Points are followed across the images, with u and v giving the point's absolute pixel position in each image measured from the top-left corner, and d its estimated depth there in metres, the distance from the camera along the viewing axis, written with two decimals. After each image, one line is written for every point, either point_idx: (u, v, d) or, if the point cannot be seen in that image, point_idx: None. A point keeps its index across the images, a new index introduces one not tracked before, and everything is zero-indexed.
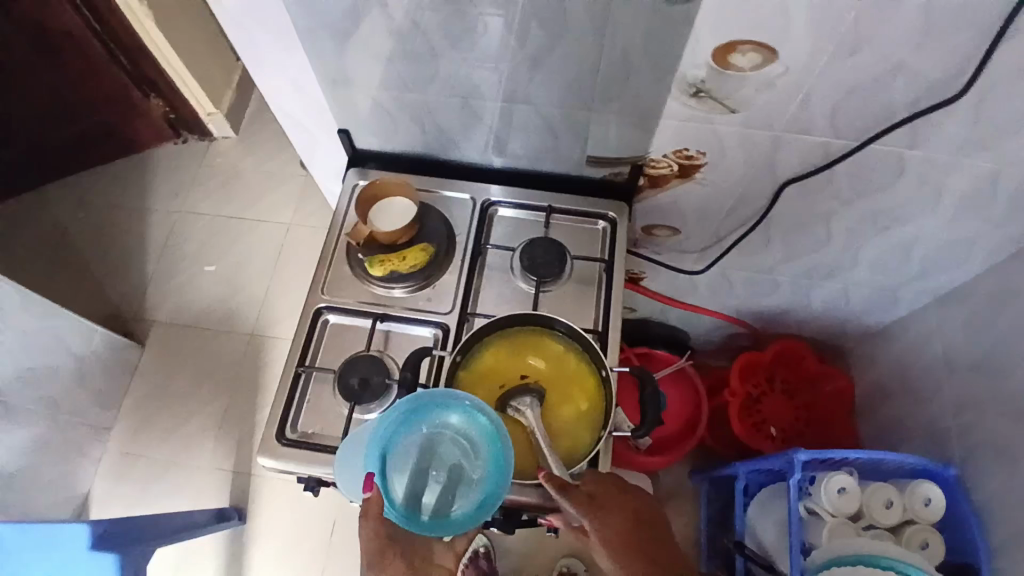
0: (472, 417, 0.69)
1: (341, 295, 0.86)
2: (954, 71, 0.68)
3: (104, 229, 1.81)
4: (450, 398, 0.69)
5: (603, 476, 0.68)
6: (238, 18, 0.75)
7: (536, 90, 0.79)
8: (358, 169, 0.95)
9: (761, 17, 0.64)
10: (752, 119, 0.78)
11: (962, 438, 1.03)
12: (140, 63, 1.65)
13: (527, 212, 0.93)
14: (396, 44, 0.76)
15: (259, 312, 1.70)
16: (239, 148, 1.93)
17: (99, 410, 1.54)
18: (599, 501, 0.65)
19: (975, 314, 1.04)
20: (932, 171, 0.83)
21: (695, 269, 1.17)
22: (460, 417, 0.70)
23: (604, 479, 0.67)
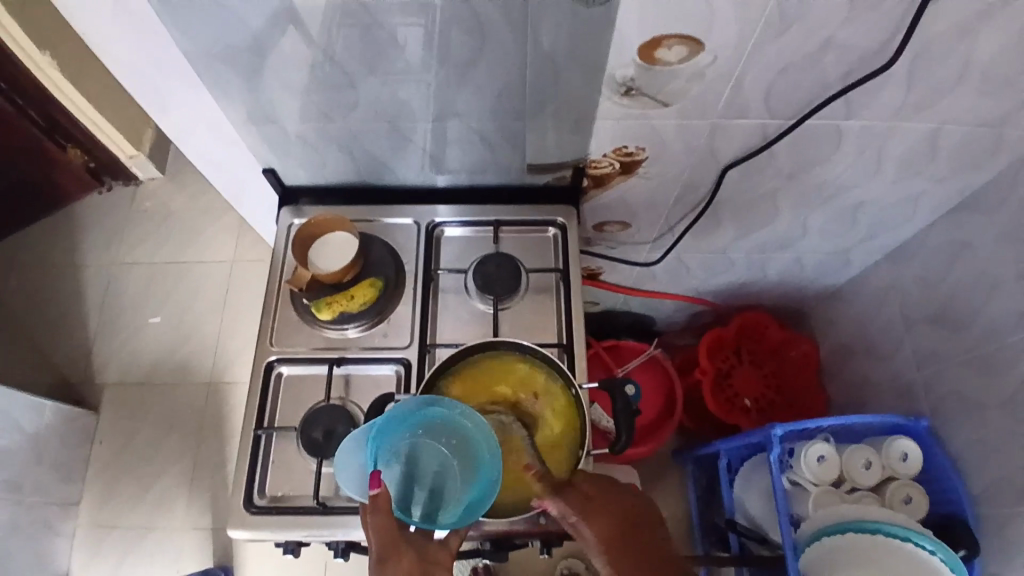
0: (461, 419, 0.66)
1: (292, 345, 0.82)
2: (882, 40, 0.68)
3: (34, 293, 1.70)
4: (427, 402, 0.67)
5: (599, 477, 0.67)
6: (135, 64, 0.70)
7: (465, 105, 0.76)
8: (291, 207, 0.90)
9: (688, 11, 0.63)
10: (689, 110, 0.77)
11: (928, 387, 1.06)
12: (47, 112, 1.55)
13: (474, 229, 0.90)
14: (314, 77, 0.72)
15: (214, 358, 1.62)
16: (168, 188, 1.84)
17: (60, 485, 1.46)
18: (593, 500, 0.63)
19: (926, 266, 1.07)
20: (869, 137, 0.84)
21: (651, 258, 1.16)
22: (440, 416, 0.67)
23: (602, 480, 0.65)
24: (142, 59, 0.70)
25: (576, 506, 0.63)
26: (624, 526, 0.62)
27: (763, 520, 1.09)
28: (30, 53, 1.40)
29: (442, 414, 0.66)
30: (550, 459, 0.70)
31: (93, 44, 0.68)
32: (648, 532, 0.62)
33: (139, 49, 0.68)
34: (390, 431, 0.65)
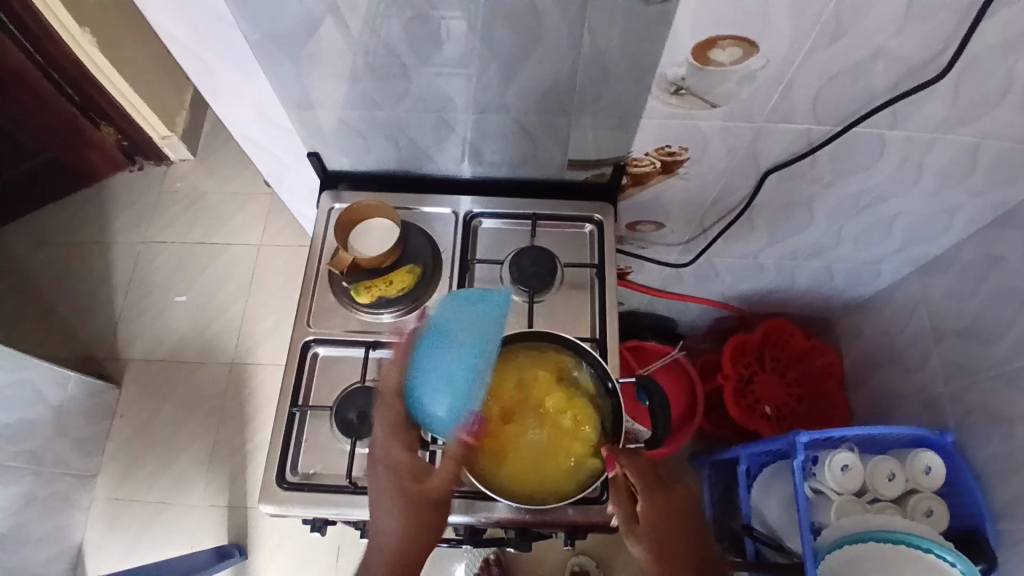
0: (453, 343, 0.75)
1: (328, 326, 0.83)
2: (935, 50, 0.68)
3: (64, 267, 1.73)
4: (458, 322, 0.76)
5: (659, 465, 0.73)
6: (192, 44, 0.72)
7: (512, 99, 0.77)
8: (331, 191, 0.92)
9: (744, 14, 0.63)
10: (735, 112, 0.77)
11: (954, 402, 1.05)
12: (87, 92, 1.58)
13: (511, 223, 0.90)
14: (366, 65, 0.73)
15: (238, 339, 1.64)
16: (198, 169, 1.86)
17: (82, 457, 1.48)
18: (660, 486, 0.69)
19: (958, 282, 1.06)
20: (912, 147, 0.84)
21: (681, 261, 1.17)
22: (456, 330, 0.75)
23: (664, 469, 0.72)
24: (197, 42, 0.71)
25: (643, 483, 0.69)
26: (672, 512, 0.69)
27: (780, 526, 1.09)
28: (74, 33, 1.43)
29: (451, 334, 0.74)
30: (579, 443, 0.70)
31: (157, 26, 0.70)
32: (688, 525, 0.69)
33: (198, 33, 0.70)
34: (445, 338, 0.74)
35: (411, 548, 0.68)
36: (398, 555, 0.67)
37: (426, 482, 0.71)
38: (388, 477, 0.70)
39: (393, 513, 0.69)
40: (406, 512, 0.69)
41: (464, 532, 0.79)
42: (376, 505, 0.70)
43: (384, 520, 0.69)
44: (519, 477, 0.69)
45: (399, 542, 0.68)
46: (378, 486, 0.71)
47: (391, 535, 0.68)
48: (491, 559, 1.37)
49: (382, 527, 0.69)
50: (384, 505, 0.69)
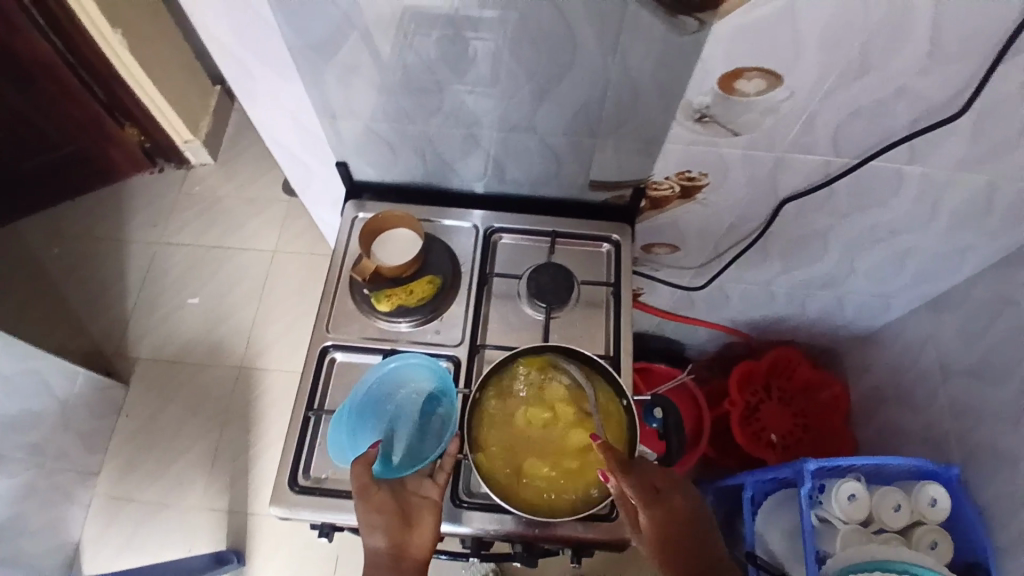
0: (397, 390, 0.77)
1: (346, 332, 0.84)
2: (955, 91, 0.70)
3: (79, 263, 1.75)
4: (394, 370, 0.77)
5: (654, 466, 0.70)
6: (234, 49, 0.74)
7: (541, 118, 0.79)
8: (355, 200, 0.94)
9: (772, 47, 0.65)
10: (757, 142, 0.79)
11: (962, 438, 1.05)
12: (114, 91, 1.62)
13: (530, 239, 0.92)
14: (402, 79, 0.75)
15: (248, 343, 1.66)
16: (217, 174, 1.89)
17: (84, 453, 1.48)
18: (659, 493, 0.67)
19: (968, 318, 1.07)
20: (928, 184, 0.86)
21: (694, 284, 1.18)
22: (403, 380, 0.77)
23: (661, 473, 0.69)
24: (242, 44, 0.73)
25: (638, 495, 0.66)
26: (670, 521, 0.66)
27: (783, 555, 1.08)
28: (107, 35, 1.47)
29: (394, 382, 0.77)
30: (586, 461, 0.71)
31: (201, 29, 0.72)
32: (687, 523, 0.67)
33: (240, 36, 0.72)
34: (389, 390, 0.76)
35: (407, 552, 0.66)
36: (398, 561, 0.66)
37: (410, 495, 0.68)
38: (368, 500, 0.66)
39: (384, 530, 0.66)
40: (393, 523, 0.66)
41: (471, 545, 0.79)
42: (363, 527, 0.66)
43: (376, 538, 0.66)
44: (529, 485, 0.70)
45: (393, 553, 0.66)
46: (362, 512, 0.66)
47: (387, 546, 0.66)
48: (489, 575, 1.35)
49: (371, 543, 0.66)
50: (372, 521, 0.66)
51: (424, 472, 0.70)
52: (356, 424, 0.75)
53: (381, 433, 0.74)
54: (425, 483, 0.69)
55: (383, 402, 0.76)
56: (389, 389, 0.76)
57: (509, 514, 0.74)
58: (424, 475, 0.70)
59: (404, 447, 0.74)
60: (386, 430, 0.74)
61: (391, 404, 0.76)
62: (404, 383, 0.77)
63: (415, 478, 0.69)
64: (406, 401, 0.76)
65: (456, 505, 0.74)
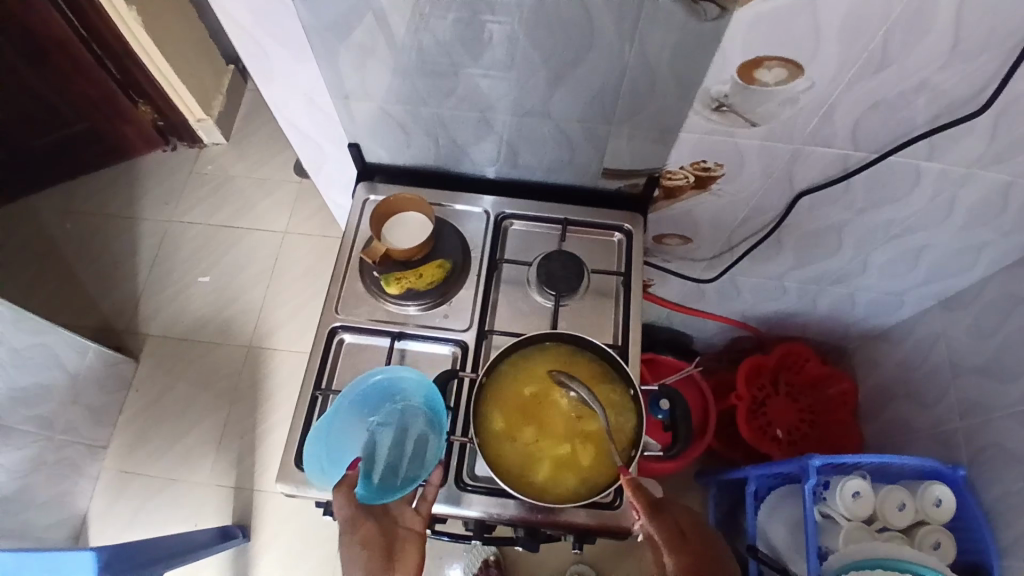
0: (378, 403, 0.75)
1: (355, 314, 0.84)
2: (978, 88, 0.69)
3: (92, 239, 1.76)
4: (375, 383, 0.75)
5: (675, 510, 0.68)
6: (250, 28, 0.74)
7: (555, 105, 0.78)
8: (367, 182, 0.93)
9: (791, 36, 0.64)
10: (775, 132, 0.78)
11: (971, 439, 1.04)
12: (129, 70, 1.62)
13: (542, 226, 0.91)
14: (416, 60, 0.74)
15: (256, 322, 1.67)
16: (230, 154, 1.89)
17: (94, 426, 1.50)
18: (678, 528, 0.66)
19: (981, 318, 1.06)
20: (947, 181, 0.85)
21: (704, 277, 1.18)
22: (386, 392, 0.75)
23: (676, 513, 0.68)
24: (258, 23, 0.73)
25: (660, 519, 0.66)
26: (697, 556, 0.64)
27: (785, 549, 1.08)
28: (122, 12, 1.46)
29: (376, 393, 0.75)
30: (567, 467, 0.71)
31: (219, 9, 0.72)
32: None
33: (258, 16, 0.71)
34: (370, 403, 0.74)
35: None
36: None
37: (395, 526, 0.69)
38: (354, 529, 0.67)
39: (367, 563, 0.65)
40: (377, 556, 0.66)
41: (474, 527, 0.79)
42: (347, 560, 0.66)
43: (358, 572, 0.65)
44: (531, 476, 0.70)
45: None
46: (347, 544, 0.66)
47: None
48: (490, 560, 1.36)
49: None
50: (356, 554, 0.65)
51: (407, 501, 0.71)
52: (337, 442, 0.72)
53: (363, 451, 0.73)
54: (407, 514, 0.71)
55: (364, 416, 0.74)
56: (372, 403, 0.75)
57: (512, 499, 0.75)
58: (407, 504, 0.71)
59: (387, 467, 0.72)
60: (368, 447, 0.73)
61: (372, 418, 0.74)
62: (392, 398, 0.75)
63: (398, 507, 0.71)
64: (389, 416, 0.74)
65: (459, 488, 0.75)
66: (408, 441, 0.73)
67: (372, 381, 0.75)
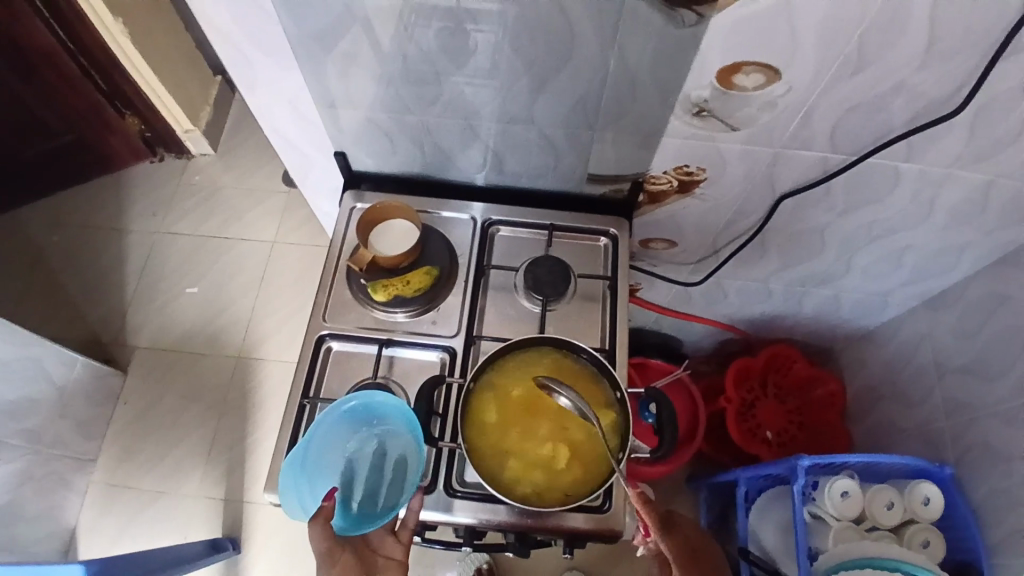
0: (355, 429, 0.75)
1: (343, 321, 0.84)
2: (952, 89, 0.70)
3: (79, 251, 1.75)
4: (350, 409, 0.74)
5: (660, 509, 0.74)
6: (235, 37, 0.74)
7: (539, 111, 0.79)
8: (353, 190, 0.94)
9: (768, 42, 0.65)
10: (755, 136, 0.79)
11: (956, 437, 1.05)
12: (117, 82, 1.63)
13: (529, 232, 0.92)
14: (399, 68, 0.75)
15: (245, 333, 1.66)
16: (218, 164, 1.89)
17: (82, 440, 1.49)
18: None
19: (964, 317, 1.07)
20: (926, 183, 0.86)
21: (691, 280, 1.19)
22: (363, 417, 0.75)
23: None
24: (242, 32, 0.73)
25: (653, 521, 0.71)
26: None
27: (775, 551, 1.09)
28: (108, 23, 1.46)
29: (352, 419, 0.75)
30: (544, 471, 0.71)
31: (204, 18, 0.72)
32: None
33: (243, 25, 0.72)
34: (347, 429, 0.74)
35: None
36: None
37: (374, 555, 0.73)
38: (333, 561, 0.69)
39: None
40: None
41: (464, 534, 0.79)
42: None
43: None
44: (516, 480, 0.70)
45: None
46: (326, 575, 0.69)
47: None
48: (483, 568, 1.36)
49: None
50: None
51: (387, 530, 0.74)
52: (313, 472, 0.72)
53: (341, 479, 0.72)
54: (388, 542, 0.73)
55: (341, 443, 0.74)
56: (348, 429, 0.74)
57: (502, 504, 0.75)
58: (388, 532, 0.74)
59: (365, 494, 0.72)
60: (345, 474, 0.73)
61: (349, 445, 0.74)
62: (369, 421, 0.75)
63: (378, 536, 0.73)
64: (366, 442, 0.74)
65: (448, 494, 0.75)
66: (386, 466, 0.73)
67: (346, 405, 0.74)
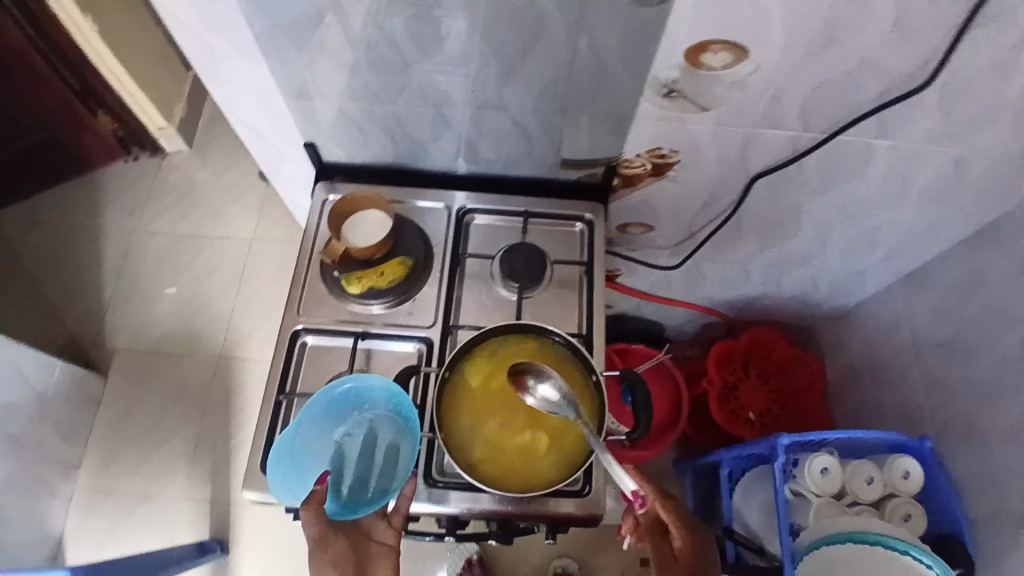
0: (346, 413, 0.74)
1: (318, 315, 0.84)
2: (921, 64, 0.71)
3: (52, 255, 1.72)
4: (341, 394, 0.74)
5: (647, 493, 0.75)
6: (195, 28, 0.72)
7: (509, 97, 0.78)
8: (325, 183, 0.92)
9: (736, 20, 0.65)
10: (727, 117, 0.79)
11: (935, 411, 1.07)
12: (88, 79, 1.58)
13: (504, 219, 0.91)
14: (365, 55, 0.73)
15: (226, 332, 1.64)
16: (192, 162, 1.86)
17: (63, 446, 1.47)
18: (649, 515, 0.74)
19: (941, 292, 1.08)
20: (898, 159, 0.86)
21: (670, 264, 1.19)
22: (353, 402, 0.75)
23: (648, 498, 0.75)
24: (199, 21, 0.71)
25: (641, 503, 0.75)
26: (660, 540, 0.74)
27: (761, 530, 1.10)
28: (75, 17, 1.43)
29: (342, 403, 0.74)
30: (522, 455, 0.71)
31: (161, 8, 0.70)
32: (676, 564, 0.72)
33: (202, 14, 0.70)
34: (336, 414, 0.74)
35: None
36: None
37: (367, 540, 0.71)
38: (324, 548, 0.67)
39: None
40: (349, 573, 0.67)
41: (446, 524, 0.79)
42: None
43: None
44: (495, 464, 0.70)
45: None
46: (316, 562, 0.67)
47: None
48: (473, 558, 1.36)
49: None
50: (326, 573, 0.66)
51: (379, 513, 0.72)
52: (303, 457, 0.72)
53: (331, 464, 0.72)
54: (379, 527, 0.72)
55: (330, 428, 0.74)
56: (339, 414, 0.74)
57: (484, 493, 0.74)
58: (378, 517, 0.72)
59: (356, 479, 0.72)
60: (336, 460, 0.72)
61: (338, 430, 0.74)
62: (359, 407, 0.75)
63: (370, 519, 0.71)
64: (357, 427, 0.74)
65: (429, 486, 0.75)
66: (376, 452, 0.73)
67: (336, 389, 0.73)
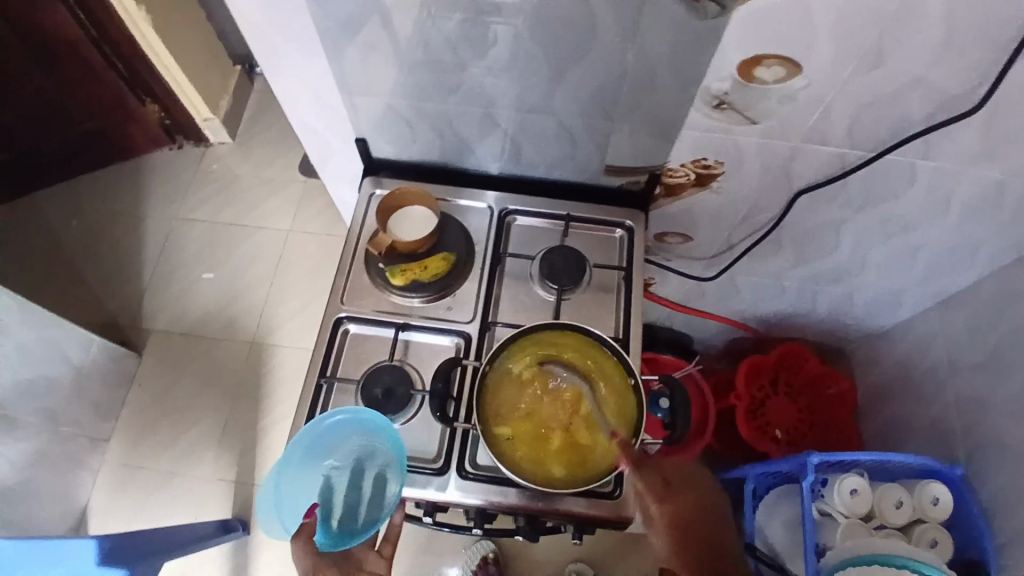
0: (334, 443, 0.75)
1: (361, 304, 0.86)
2: (972, 85, 0.71)
3: (97, 236, 1.78)
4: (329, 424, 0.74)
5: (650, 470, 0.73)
6: (260, 23, 0.75)
7: (558, 101, 0.80)
8: (373, 177, 0.95)
9: (788, 35, 0.66)
10: (773, 130, 0.80)
11: (969, 437, 1.06)
12: (139, 71, 1.65)
13: (546, 221, 0.93)
14: (422, 55, 0.76)
15: (260, 320, 1.68)
16: (235, 153, 1.91)
17: (97, 420, 1.52)
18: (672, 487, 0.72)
19: (979, 318, 1.07)
20: (943, 180, 0.86)
21: (704, 275, 1.19)
22: (343, 430, 0.75)
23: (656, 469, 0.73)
24: (265, 18, 0.74)
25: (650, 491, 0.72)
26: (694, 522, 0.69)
27: (782, 547, 1.09)
28: (129, 8, 1.48)
29: (330, 434, 0.75)
30: (558, 449, 0.72)
31: (231, 6, 0.73)
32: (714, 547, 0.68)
33: (269, 10, 0.73)
34: (325, 444, 0.75)
35: None
36: None
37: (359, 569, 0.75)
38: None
39: None
40: None
41: (475, 516, 0.80)
42: None
43: None
44: (531, 457, 0.72)
45: None
46: None
47: None
48: (489, 557, 1.37)
49: None
50: None
51: (369, 544, 0.77)
52: (294, 488, 0.74)
53: (321, 496, 0.74)
54: (371, 556, 0.77)
55: (320, 459, 0.75)
56: (327, 445, 0.75)
57: (514, 487, 0.76)
58: (369, 547, 0.77)
59: (345, 511, 0.73)
60: (326, 490, 0.74)
61: (328, 461, 0.75)
62: (349, 436, 0.75)
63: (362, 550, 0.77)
64: (346, 457, 0.75)
65: (461, 476, 0.76)
66: (368, 478, 0.74)
67: (324, 421, 0.74)
